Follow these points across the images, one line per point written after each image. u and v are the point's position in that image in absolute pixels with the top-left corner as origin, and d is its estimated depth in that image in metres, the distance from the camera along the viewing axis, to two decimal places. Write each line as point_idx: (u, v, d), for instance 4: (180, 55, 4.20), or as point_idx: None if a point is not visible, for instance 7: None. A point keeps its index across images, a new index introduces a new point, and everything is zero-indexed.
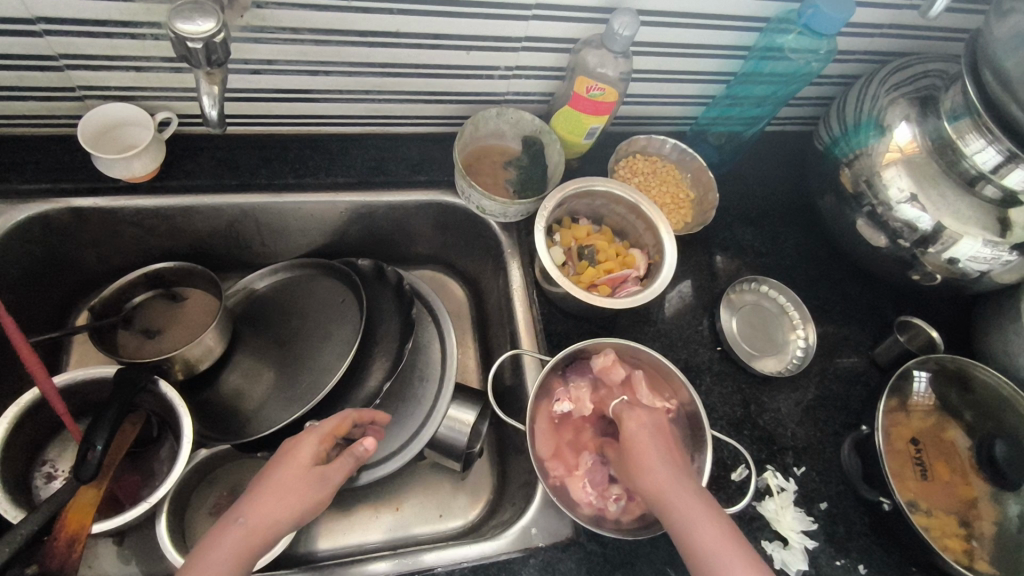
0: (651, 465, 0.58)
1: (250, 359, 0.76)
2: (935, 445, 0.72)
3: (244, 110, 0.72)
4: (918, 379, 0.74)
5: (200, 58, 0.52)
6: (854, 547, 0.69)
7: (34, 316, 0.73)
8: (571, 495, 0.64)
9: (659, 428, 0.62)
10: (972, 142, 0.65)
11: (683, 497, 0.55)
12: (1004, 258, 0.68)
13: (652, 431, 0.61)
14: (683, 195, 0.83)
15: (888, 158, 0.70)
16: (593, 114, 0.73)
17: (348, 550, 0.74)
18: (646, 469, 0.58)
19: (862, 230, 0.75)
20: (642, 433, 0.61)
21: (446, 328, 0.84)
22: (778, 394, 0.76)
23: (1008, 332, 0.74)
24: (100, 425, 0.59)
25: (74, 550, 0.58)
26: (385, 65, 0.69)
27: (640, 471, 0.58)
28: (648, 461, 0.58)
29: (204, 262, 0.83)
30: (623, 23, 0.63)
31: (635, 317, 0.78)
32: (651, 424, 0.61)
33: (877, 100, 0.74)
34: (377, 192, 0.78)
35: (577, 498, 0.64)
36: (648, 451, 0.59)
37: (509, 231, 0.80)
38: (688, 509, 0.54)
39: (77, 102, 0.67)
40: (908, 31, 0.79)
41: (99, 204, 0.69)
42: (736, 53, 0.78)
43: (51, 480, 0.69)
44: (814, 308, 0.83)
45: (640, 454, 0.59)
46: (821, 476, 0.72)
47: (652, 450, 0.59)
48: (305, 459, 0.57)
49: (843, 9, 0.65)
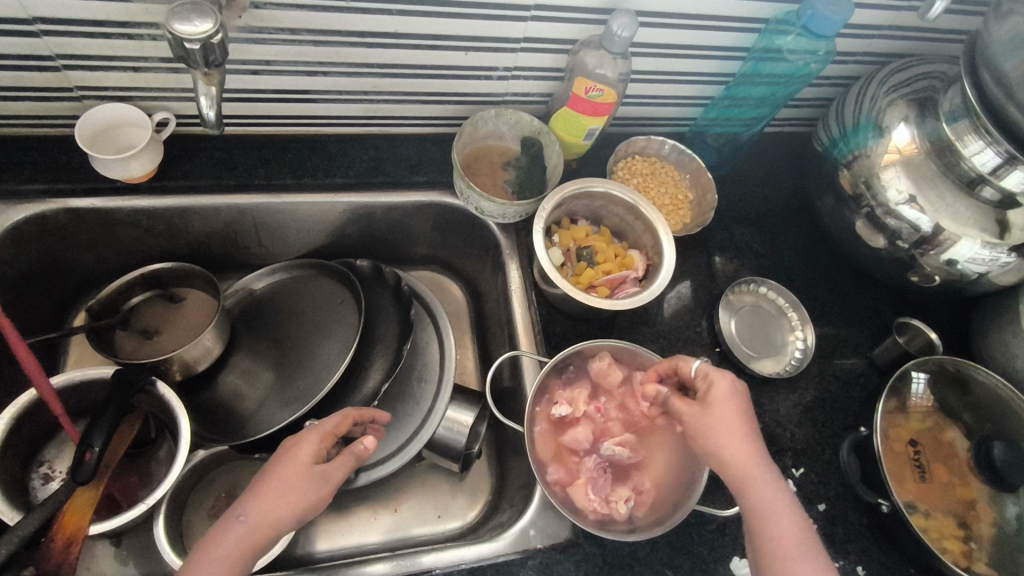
0: (738, 444, 0.56)
1: (247, 360, 0.76)
2: (934, 446, 0.72)
3: (242, 110, 0.72)
4: (917, 381, 0.73)
5: (197, 59, 0.52)
6: (852, 549, 0.69)
7: (31, 317, 0.72)
8: (576, 502, 0.63)
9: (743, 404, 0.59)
10: (970, 143, 0.65)
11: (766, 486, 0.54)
12: (1002, 260, 0.69)
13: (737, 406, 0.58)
14: (681, 196, 0.83)
15: (887, 159, 0.70)
16: (592, 115, 0.72)
17: (346, 551, 0.73)
18: (731, 447, 0.56)
19: (860, 231, 0.75)
20: (733, 408, 0.57)
21: (444, 329, 0.84)
22: (777, 395, 0.76)
23: (1006, 334, 0.74)
24: (98, 425, 0.59)
25: (72, 551, 0.58)
26: (383, 65, 0.69)
27: (723, 444, 0.56)
28: (732, 440, 0.56)
29: (202, 262, 0.83)
30: (622, 24, 0.63)
31: (634, 319, 0.78)
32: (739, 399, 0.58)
33: (876, 102, 0.74)
34: (375, 193, 0.78)
35: (580, 505, 0.63)
36: (733, 426, 0.57)
37: (507, 232, 0.80)
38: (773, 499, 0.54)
39: (75, 103, 0.67)
40: (907, 32, 0.79)
41: (96, 205, 0.69)
42: (735, 54, 0.78)
43: (49, 482, 0.69)
44: (813, 309, 0.83)
45: (725, 428, 0.57)
46: (820, 477, 0.72)
47: (737, 428, 0.57)
48: (307, 457, 0.57)
49: (842, 11, 0.65)
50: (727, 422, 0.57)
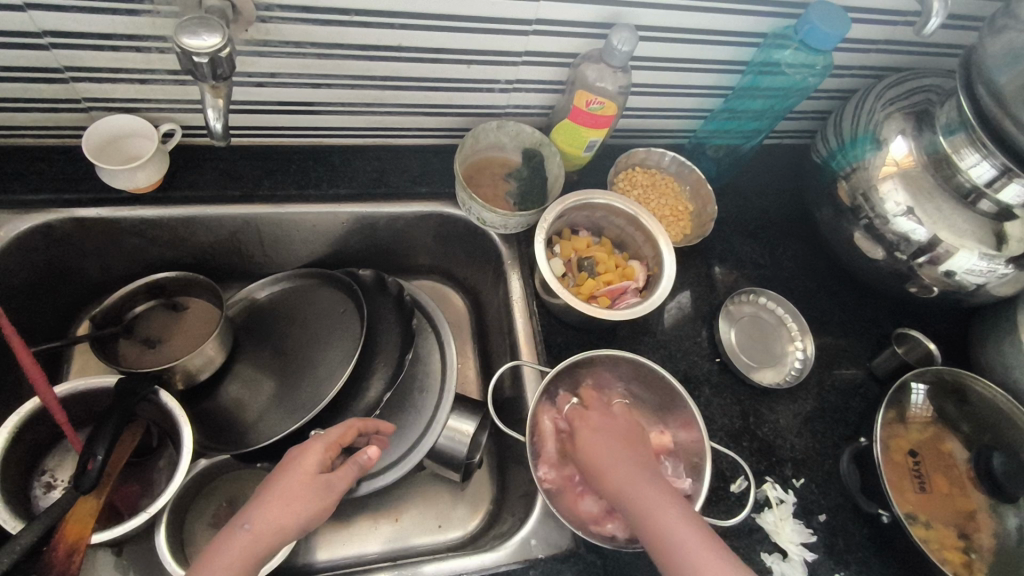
0: (610, 464, 0.61)
1: (250, 368, 0.76)
2: (934, 457, 0.72)
3: (247, 122, 0.73)
4: (916, 392, 0.74)
5: (205, 72, 0.52)
6: (853, 560, 0.69)
7: (35, 326, 0.73)
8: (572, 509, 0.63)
9: (617, 432, 0.65)
10: (967, 156, 0.66)
11: (647, 493, 0.58)
12: (1000, 271, 0.69)
13: (610, 436, 0.64)
14: (681, 208, 0.84)
15: (884, 172, 0.71)
16: (592, 127, 0.73)
17: (346, 561, 0.73)
18: (608, 472, 0.60)
19: (859, 242, 0.76)
20: (598, 436, 0.64)
21: (446, 338, 0.85)
22: (777, 405, 0.77)
23: (1005, 345, 0.75)
24: (100, 434, 0.59)
25: (74, 560, 0.58)
26: (386, 78, 0.70)
27: (603, 469, 0.61)
28: (603, 459, 0.61)
29: (205, 271, 0.83)
30: (622, 38, 0.64)
31: (635, 329, 0.79)
32: (605, 427, 0.65)
33: (874, 114, 0.75)
34: (378, 204, 0.79)
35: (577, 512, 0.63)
36: (608, 449, 0.62)
37: (509, 242, 0.81)
38: (661, 501, 0.57)
39: (82, 114, 0.67)
40: (904, 46, 0.80)
41: (102, 215, 0.70)
42: (734, 68, 0.79)
43: (51, 491, 0.69)
44: (812, 319, 0.84)
45: (601, 454, 0.62)
46: (821, 488, 0.72)
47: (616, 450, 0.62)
48: (312, 467, 0.57)
49: (838, 27, 0.66)
50: (598, 450, 0.62)
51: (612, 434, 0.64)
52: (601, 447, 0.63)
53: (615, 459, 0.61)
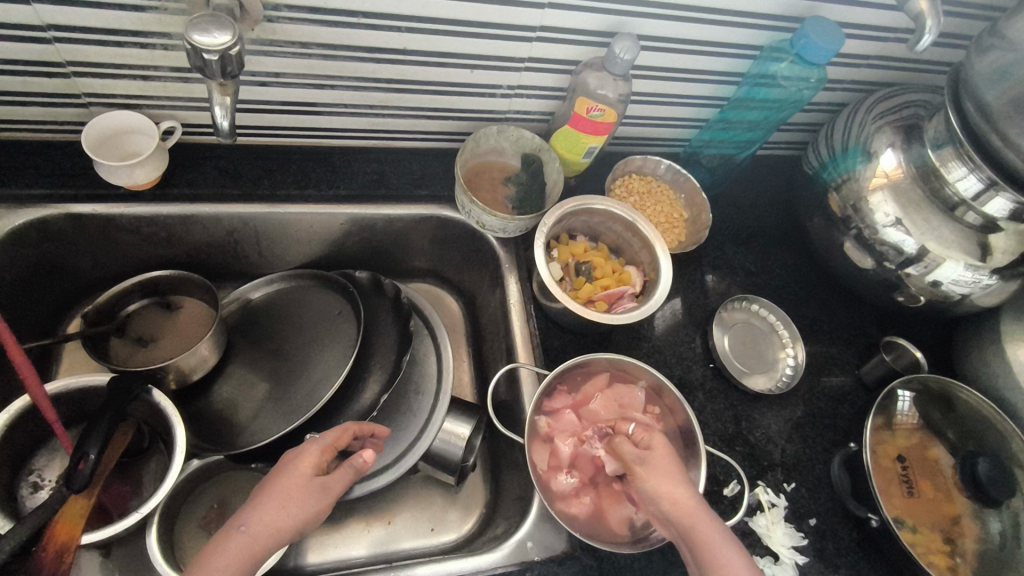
0: (717, 553, 0.53)
1: (243, 370, 0.76)
2: (920, 463, 0.73)
3: (249, 121, 0.73)
4: (902, 399, 0.76)
5: (214, 69, 0.53)
6: (843, 563, 0.70)
7: (25, 322, 0.72)
8: (551, 488, 0.65)
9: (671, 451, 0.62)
10: (955, 169, 0.68)
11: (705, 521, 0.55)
12: (984, 282, 0.71)
13: (665, 455, 0.61)
14: (676, 215, 0.85)
15: (874, 183, 0.73)
16: (591, 133, 0.74)
17: (337, 564, 0.73)
18: (720, 559, 0.52)
19: (849, 252, 0.78)
20: (675, 478, 0.59)
21: (442, 341, 0.85)
22: (768, 411, 0.78)
23: (987, 354, 0.77)
24: (93, 433, 0.58)
25: (64, 562, 0.57)
26: (390, 81, 0.71)
27: (711, 557, 0.53)
28: (659, 470, 0.59)
29: (200, 270, 0.82)
30: (625, 47, 0.65)
31: (630, 333, 0.79)
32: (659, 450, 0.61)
33: (865, 127, 0.77)
34: (376, 205, 0.79)
35: (554, 492, 0.65)
36: (700, 511, 0.56)
37: (508, 246, 0.81)
38: (706, 527, 0.55)
39: (81, 109, 0.67)
40: (894, 62, 0.82)
41: (98, 211, 0.69)
42: (730, 79, 0.80)
43: (38, 491, 0.68)
44: (802, 327, 0.85)
45: (710, 535, 0.54)
46: (811, 492, 0.74)
47: (668, 468, 0.60)
48: (306, 469, 0.57)
49: (833, 39, 0.67)
50: (699, 525, 0.55)
51: (660, 454, 0.61)
52: (656, 462, 0.60)
53: (728, 545, 0.53)
